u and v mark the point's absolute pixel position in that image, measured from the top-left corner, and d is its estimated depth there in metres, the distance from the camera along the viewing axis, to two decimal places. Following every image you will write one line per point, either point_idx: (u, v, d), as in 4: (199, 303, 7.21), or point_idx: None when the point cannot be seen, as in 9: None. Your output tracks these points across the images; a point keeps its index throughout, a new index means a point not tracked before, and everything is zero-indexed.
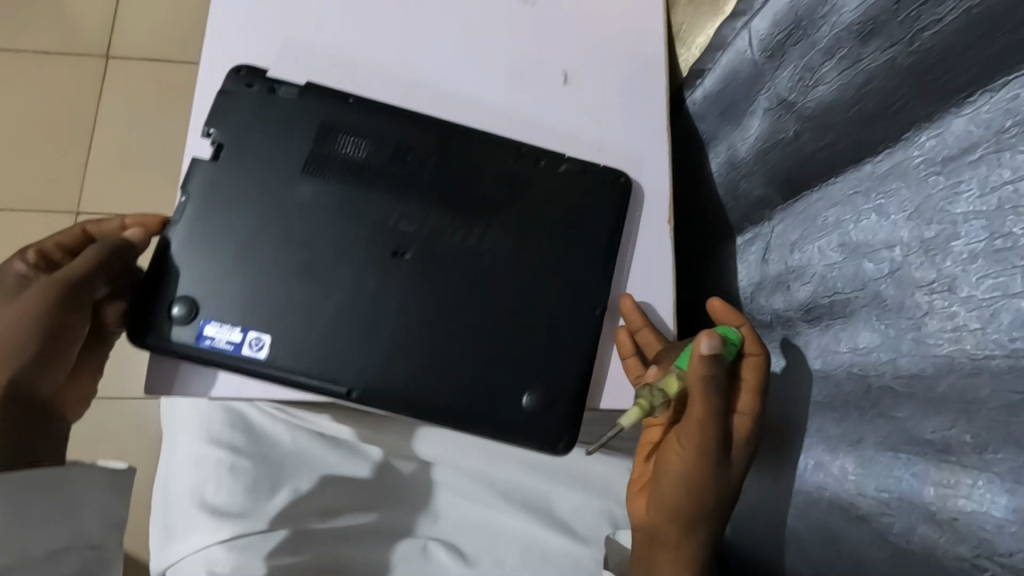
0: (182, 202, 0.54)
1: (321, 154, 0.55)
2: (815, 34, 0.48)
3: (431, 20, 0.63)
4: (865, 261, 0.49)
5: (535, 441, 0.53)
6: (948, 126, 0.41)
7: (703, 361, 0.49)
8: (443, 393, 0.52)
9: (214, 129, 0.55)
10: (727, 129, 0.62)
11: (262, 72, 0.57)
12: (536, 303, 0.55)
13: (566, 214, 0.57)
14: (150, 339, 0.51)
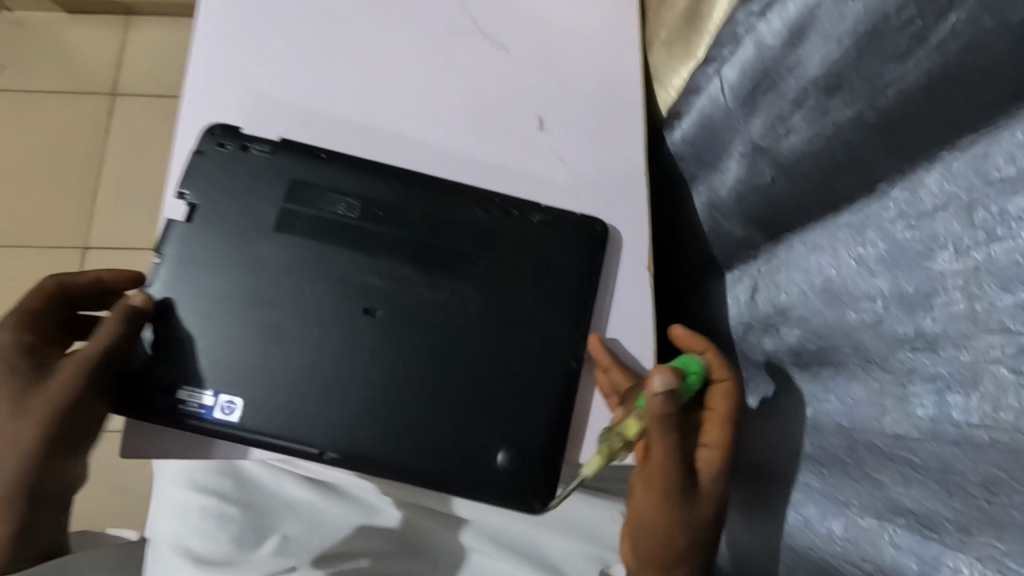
0: (156, 264, 0.54)
1: (292, 211, 0.56)
2: (783, 84, 0.47)
3: (406, 69, 0.63)
4: (847, 311, 0.47)
5: (510, 501, 0.52)
6: (920, 179, 0.40)
7: (660, 399, 0.47)
8: (415, 453, 0.51)
9: (188, 191, 0.56)
10: (708, 169, 0.62)
11: (236, 131, 0.58)
12: (511, 358, 0.54)
13: (540, 265, 0.56)
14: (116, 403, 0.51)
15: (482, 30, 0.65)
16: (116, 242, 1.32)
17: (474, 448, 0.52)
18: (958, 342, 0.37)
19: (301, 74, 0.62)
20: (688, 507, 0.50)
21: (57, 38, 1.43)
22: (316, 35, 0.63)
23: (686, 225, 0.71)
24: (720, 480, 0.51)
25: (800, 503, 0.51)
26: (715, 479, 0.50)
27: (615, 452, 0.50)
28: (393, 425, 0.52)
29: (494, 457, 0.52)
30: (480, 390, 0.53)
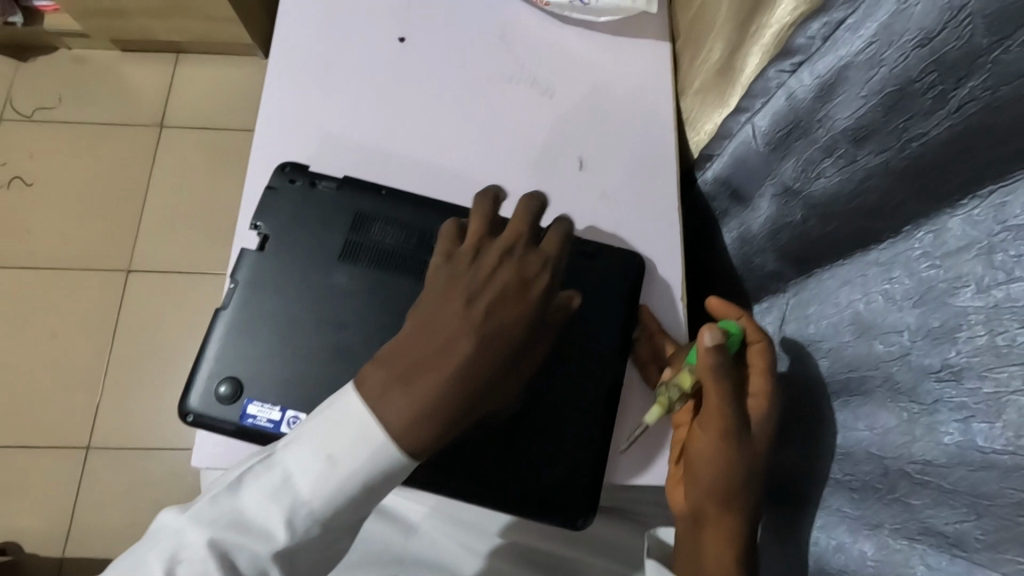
0: (231, 288, 0.59)
1: (354, 242, 0.61)
2: (814, 133, 0.51)
3: (457, 112, 0.68)
4: (877, 342, 0.51)
5: (552, 518, 0.55)
6: (944, 224, 0.43)
7: (711, 353, 0.50)
8: (466, 472, 0.54)
9: (261, 223, 0.61)
10: (738, 209, 0.67)
11: (304, 168, 0.63)
12: (555, 381, 0.57)
13: (582, 294, 0.60)
14: (193, 415, 0.56)
15: (527, 77, 0.70)
16: (161, 264, 1.39)
17: (519, 467, 0.55)
18: (983, 373, 0.40)
19: (361, 116, 0.68)
20: (746, 449, 0.51)
21: (111, 73, 1.53)
22: (375, 81, 0.69)
23: (718, 259, 0.75)
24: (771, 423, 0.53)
25: (831, 525, 0.53)
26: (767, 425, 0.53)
27: (673, 402, 0.54)
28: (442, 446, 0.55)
29: (539, 476, 0.55)
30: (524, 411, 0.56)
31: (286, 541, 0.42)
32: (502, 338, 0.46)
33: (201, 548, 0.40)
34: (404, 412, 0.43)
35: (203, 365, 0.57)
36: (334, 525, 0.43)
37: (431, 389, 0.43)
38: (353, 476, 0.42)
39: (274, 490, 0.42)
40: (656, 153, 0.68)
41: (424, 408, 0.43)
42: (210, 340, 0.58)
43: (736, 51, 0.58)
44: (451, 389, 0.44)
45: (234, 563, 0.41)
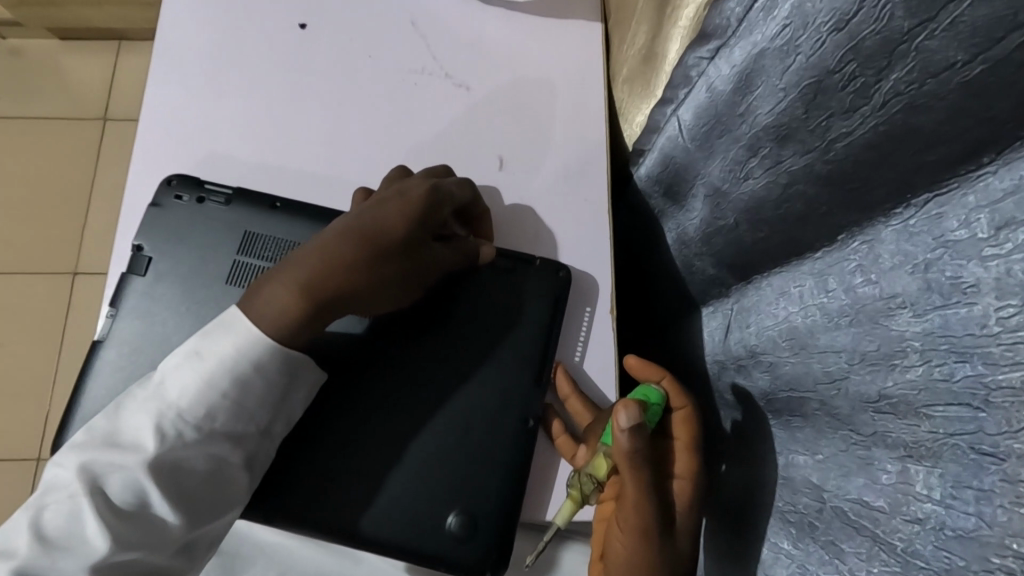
0: (110, 319, 0.53)
1: (244, 263, 0.54)
2: (735, 130, 0.44)
3: (369, 105, 0.62)
4: (814, 362, 0.46)
5: (456, 568, 0.49)
6: (878, 236, 0.38)
7: (626, 435, 0.44)
8: (367, 520, 0.49)
9: (144, 243, 0.55)
10: (674, 209, 0.61)
11: (193, 179, 0.56)
12: (462, 412, 0.51)
13: (492, 313, 0.54)
14: None
15: (441, 69, 0.63)
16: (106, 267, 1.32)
17: (421, 510, 0.49)
18: (920, 410, 0.35)
19: (257, 116, 0.61)
20: (670, 541, 0.47)
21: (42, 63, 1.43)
22: (272, 76, 0.62)
23: (662, 259, 0.69)
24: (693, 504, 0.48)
25: (771, 564, 0.48)
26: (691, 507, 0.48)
27: (587, 496, 0.49)
28: (346, 487, 0.50)
29: (443, 521, 0.49)
30: (429, 449, 0.51)
31: (158, 450, 0.41)
32: (376, 237, 0.47)
33: (73, 476, 0.39)
34: (267, 302, 0.44)
35: (80, 404, 0.51)
36: (213, 431, 0.43)
37: (301, 281, 0.44)
38: (218, 368, 0.43)
39: (145, 404, 0.42)
40: (587, 148, 0.61)
41: (292, 299, 0.44)
42: (85, 377, 0.52)
43: (657, 35, 0.51)
44: (311, 276, 0.45)
45: (107, 485, 0.39)
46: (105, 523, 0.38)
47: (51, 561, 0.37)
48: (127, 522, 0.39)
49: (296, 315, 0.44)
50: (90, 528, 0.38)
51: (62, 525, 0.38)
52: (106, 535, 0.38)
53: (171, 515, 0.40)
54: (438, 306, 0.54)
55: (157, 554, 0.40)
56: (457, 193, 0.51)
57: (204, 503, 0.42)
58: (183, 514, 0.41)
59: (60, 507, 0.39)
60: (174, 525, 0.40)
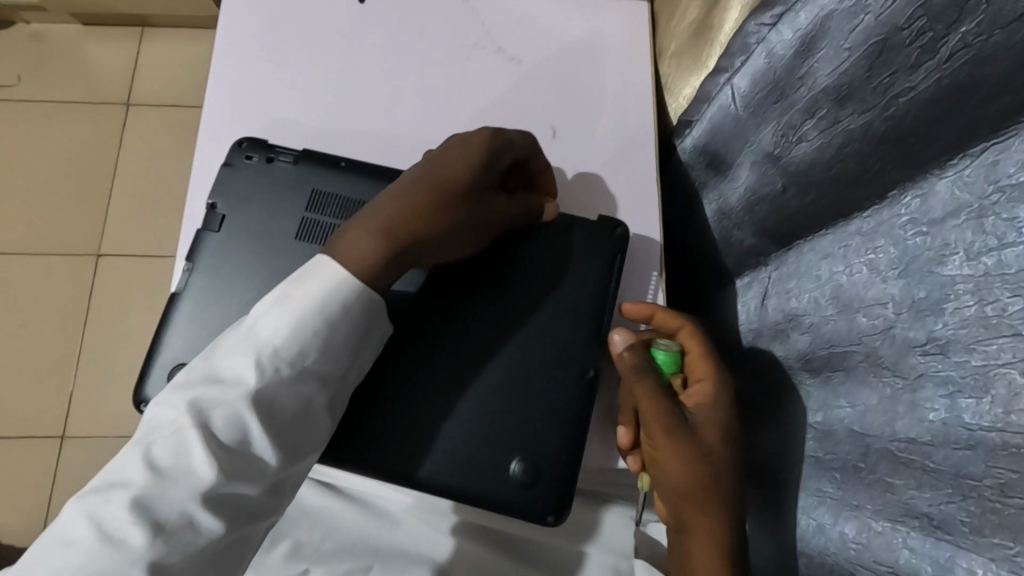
0: (188, 272, 0.55)
1: (312, 220, 0.56)
2: (793, 95, 0.47)
3: (426, 77, 0.64)
4: (859, 316, 0.48)
5: (520, 513, 0.51)
6: (931, 187, 0.41)
7: (622, 355, 0.52)
8: (436, 466, 0.51)
9: (217, 201, 0.57)
10: (717, 178, 0.64)
11: (262, 142, 0.59)
12: (524, 365, 0.53)
13: (554, 269, 0.55)
14: (146, 404, 0.53)
15: (493, 43, 0.66)
16: None
17: (488, 459, 0.51)
18: (970, 345, 0.38)
19: (317, 85, 0.64)
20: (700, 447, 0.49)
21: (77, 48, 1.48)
22: (334, 47, 0.65)
23: (700, 232, 0.72)
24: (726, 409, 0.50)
25: (813, 511, 0.51)
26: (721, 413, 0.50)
27: None
28: (414, 437, 0.51)
29: (508, 468, 0.51)
30: (489, 401, 0.52)
31: (257, 387, 0.43)
32: (444, 177, 0.50)
33: (178, 412, 0.42)
34: (349, 245, 0.47)
35: (159, 352, 0.54)
36: (304, 370, 0.45)
37: (386, 228, 0.48)
38: (310, 309, 0.45)
39: (239, 345, 0.44)
40: (636, 119, 0.64)
41: (380, 245, 0.47)
42: (165, 325, 0.54)
43: (715, 9, 0.55)
44: (390, 219, 0.48)
45: (211, 420, 0.41)
46: (212, 456, 0.40)
47: (165, 490, 0.39)
48: (229, 454, 0.41)
49: (382, 254, 0.47)
50: (197, 460, 0.40)
51: (170, 457, 0.40)
52: (213, 466, 0.40)
53: (267, 450, 0.43)
54: (501, 260, 0.55)
55: (255, 488, 0.42)
56: (520, 139, 0.54)
57: (295, 441, 0.44)
58: (277, 450, 0.43)
59: (166, 442, 0.41)
60: (270, 460, 0.43)
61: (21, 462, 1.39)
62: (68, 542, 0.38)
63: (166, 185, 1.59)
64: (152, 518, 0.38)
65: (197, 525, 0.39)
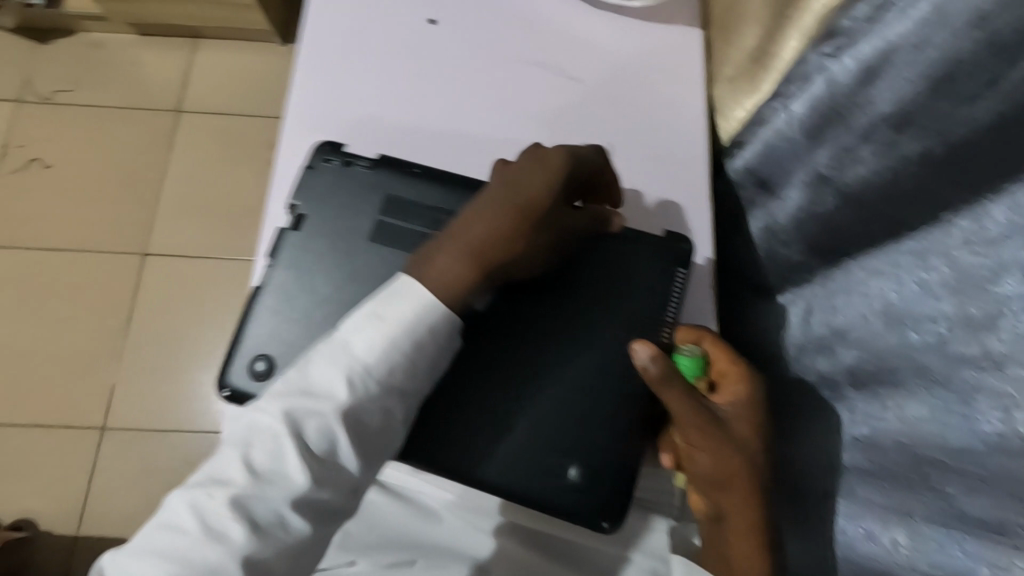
0: (270, 267, 0.59)
1: (387, 223, 0.60)
2: (851, 120, 0.50)
3: (491, 95, 0.68)
4: (909, 332, 0.51)
5: (575, 516, 0.53)
6: (986, 211, 0.42)
7: (651, 369, 0.49)
8: (496, 465, 0.53)
9: (298, 203, 0.61)
10: (766, 197, 0.67)
11: (341, 148, 0.63)
12: (582, 373, 0.54)
13: (613, 280, 0.57)
14: (230, 389, 0.57)
15: (554, 64, 0.70)
16: None
17: (546, 462, 0.53)
18: None
19: (389, 101, 0.68)
20: (730, 447, 0.50)
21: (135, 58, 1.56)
22: (405, 66, 0.70)
23: (744, 249, 0.75)
24: (748, 407, 0.52)
25: (861, 518, 0.54)
26: (745, 411, 0.52)
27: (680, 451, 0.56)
28: (477, 435, 0.54)
29: (565, 472, 0.53)
30: (549, 406, 0.54)
31: (348, 401, 0.46)
32: (527, 199, 0.53)
33: (275, 419, 0.45)
34: (441, 267, 0.51)
35: (242, 341, 0.58)
36: (389, 387, 0.48)
37: (469, 246, 0.52)
38: (400, 331, 0.48)
39: (332, 358, 0.48)
40: (689, 138, 0.67)
41: (464, 265, 0.51)
42: (247, 315, 0.58)
43: (772, 37, 0.57)
44: (481, 245, 0.52)
45: (304, 429, 0.45)
46: (306, 463, 0.44)
47: (262, 491, 0.43)
48: (320, 463, 0.45)
49: (474, 280, 0.52)
50: (292, 466, 0.44)
51: (267, 461, 0.44)
52: (306, 473, 0.44)
53: (352, 460, 0.46)
54: (563, 268, 0.57)
55: (341, 494, 0.46)
56: (592, 158, 0.57)
57: (375, 452, 0.48)
58: (361, 460, 0.47)
59: (265, 446, 0.44)
60: (353, 470, 0.46)
61: (75, 447, 1.48)
62: (175, 530, 0.42)
63: (210, 187, 1.66)
64: (250, 518, 0.42)
65: (287, 525, 0.43)
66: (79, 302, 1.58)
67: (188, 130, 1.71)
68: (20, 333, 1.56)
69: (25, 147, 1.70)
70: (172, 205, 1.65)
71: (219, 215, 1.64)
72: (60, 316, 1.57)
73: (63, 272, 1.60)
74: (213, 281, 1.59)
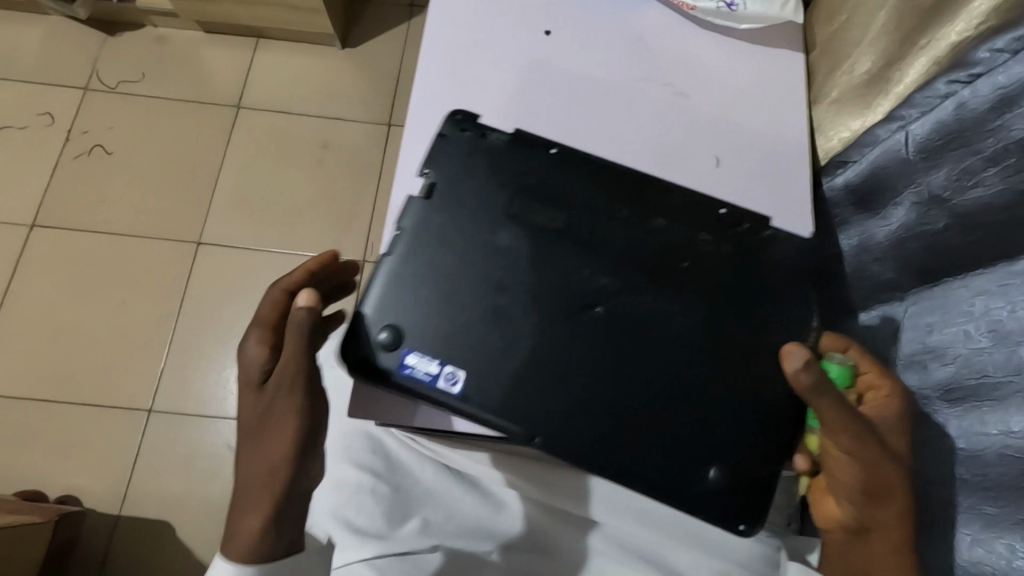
0: (397, 234, 0.61)
1: (521, 202, 0.61)
2: (979, 143, 0.54)
3: (603, 105, 0.72)
4: (1019, 349, 0.52)
5: (714, 516, 0.55)
6: None
7: (803, 374, 0.52)
8: (632, 454, 0.56)
9: (430, 170, 0.63)
10: (864, 217, 0.70)
11: (474, 120, 0.65)
12: (722, 372, 0.57)
13: (755, 283, 0.60)
14: (351, 358, 0.58)
15: (663, 78, 0.73)
16: None
17: (687, 463, 0.55)
18: None
19: (506, 104, 0.72)
20: (893, 461, 0.55)
21: None
22: (521, 73, 0.73)
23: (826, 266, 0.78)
24: (899, 419, 0.57)
25: (967, 527, 0.56)
26: (898, 425, 0.57)
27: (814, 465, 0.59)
28: (609, 421, 0.56)
29: (707, 474, 0.56)
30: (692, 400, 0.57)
31: None
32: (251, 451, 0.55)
33: None
34: (249, 509, 0.54)
35: (369, 309, 0.59)
36: None
37: (265, 516, 0.54)
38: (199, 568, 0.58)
39: None
40: (792, 156, 0.70)
41: (258, 517, 0.54)
42: (371, 281, 0.59)
43: (894, 63, 0.64)
44: (266, 483, 0.53)
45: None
46: None
47: None
48: None
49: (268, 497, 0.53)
50: None
51: None
52: None
53: None
54: (702, 267, 0.60)
55: None
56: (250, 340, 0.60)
57: None
58: None
59: None
60: None
61: (121, 429, 1.49)
62: None
63: (265, 182, 1.70)
64: None
65: None
66: (131, 286, 1.61)
67: (247, 125, 1.76)
68: (74, 312, 1.59)
69: (89, 134, 1.75)
70: (228, 197, 1.69)
71: (271, 209, 1.68)
72: (113, 299, 1.60)
73: (118, 256, 1.64)
74: (264, 273, 1.62)
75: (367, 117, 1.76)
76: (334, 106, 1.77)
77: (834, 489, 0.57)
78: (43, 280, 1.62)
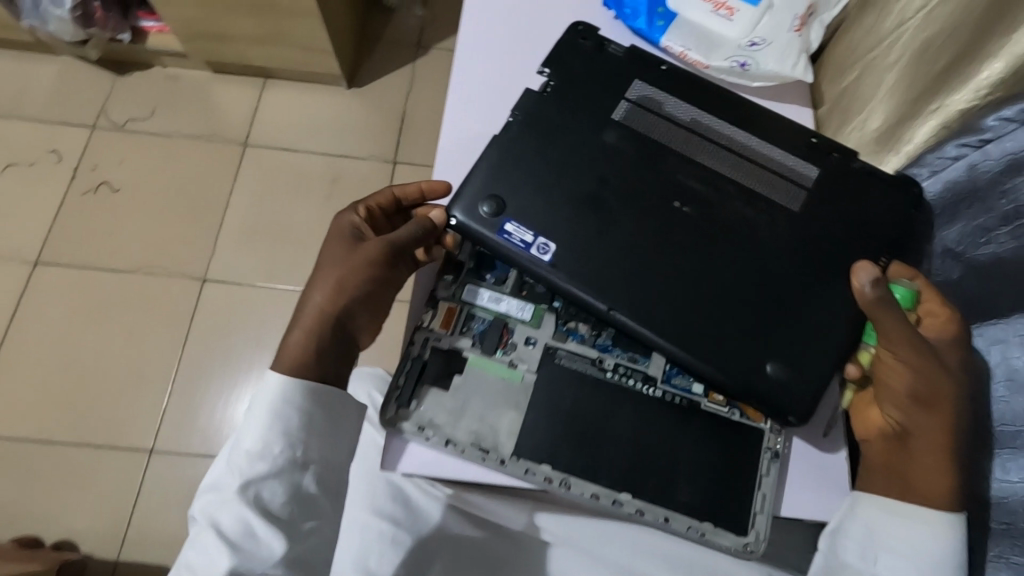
0: (510, 121, 0.68)
1: (634, 109, 0.68)
2: (992, 203, 0.59)
3: None
4: None
5: (771, 405, 0.59)
6: None
7: (871, 287, 0.58)
8: (708, 336, 0.60)
9: (549, 69, 0.70)
10: None
11: (596, 32, 0.73)
12: (808, 282, 0.62)
13: (845, 190, 0.65)
14: (457, 221, 0.65)
15: None
16: None
17: (760, 339, 0.60)
18: None
19: None
20: (944, 375, 0.57)
21: None
22: None
23: None
24: (958, 342, 0.58)
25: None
26: (955, 346, 0.58)
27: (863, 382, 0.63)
28: (689, 298, 0.61)
29: (765, 367, 0.59)
30: (779, 299, 0.61)
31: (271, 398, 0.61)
32: (320, 288, 0.65)
33: (263, 438, 0.60)
34: (299, 333, 0.64)
35: (473, 186, 0.65)
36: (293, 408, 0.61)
37: (309, 342, 0.64)
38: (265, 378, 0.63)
39: (259, 411, 0.61)
40: None
41: (303, 336, 0.64)
42: (479, 161, 0.67)
43: (902, 123, 0.68)
44: (321, 314, 0.64)
45: (260, 492, 0.58)
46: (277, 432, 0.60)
47: (269, 444, 0.59)
48: (267, 428, 0.60)
49: (320, 325, 0.64)
50: (270, 434, 0.60)
51: (268, 440, 0.60)
52: (279, 432, 0.60)
53: (275, 428, 0.60)
54: (790, 161, 0.67)
55: (324, 442, 0.62)
56: (347, 212, 0.70)
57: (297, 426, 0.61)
58: (274, 428, 0.60)
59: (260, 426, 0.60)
60: (278, 441, 0.60)
61: (121, 470, 1.46)
62: (253, 460, 0.59)
63: (273, 217, 1.71)
64: (260, 460, 0.59)
65: (267, 459, 0.59)
66: (136, 323, 1.60)
67: (256, 163, 1.78)
68: (77, 350, 1.57)
69: (96, 171, 1.76)
70: (235, 233, 1.70)
71: (280, 244, 1.68)
72: (118, 337, 1.59)
73: (124, 293, 1.63)
74: (272, 309, 1.61)
75: (373, 154, 1.79)
76: (342, 142, 1.80)
77: (883, 398, 0.60)
78: (47, 316, 1.61)
